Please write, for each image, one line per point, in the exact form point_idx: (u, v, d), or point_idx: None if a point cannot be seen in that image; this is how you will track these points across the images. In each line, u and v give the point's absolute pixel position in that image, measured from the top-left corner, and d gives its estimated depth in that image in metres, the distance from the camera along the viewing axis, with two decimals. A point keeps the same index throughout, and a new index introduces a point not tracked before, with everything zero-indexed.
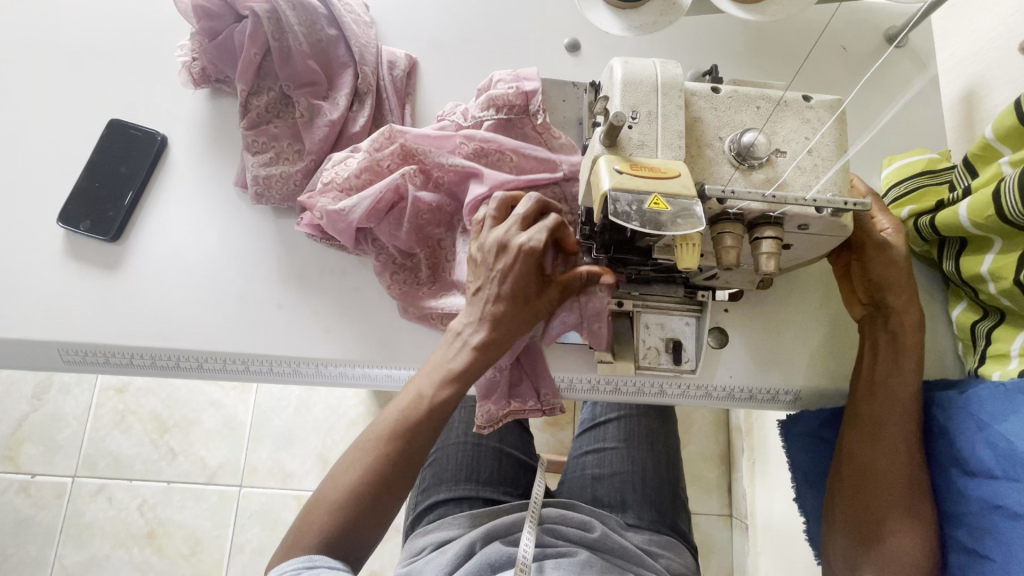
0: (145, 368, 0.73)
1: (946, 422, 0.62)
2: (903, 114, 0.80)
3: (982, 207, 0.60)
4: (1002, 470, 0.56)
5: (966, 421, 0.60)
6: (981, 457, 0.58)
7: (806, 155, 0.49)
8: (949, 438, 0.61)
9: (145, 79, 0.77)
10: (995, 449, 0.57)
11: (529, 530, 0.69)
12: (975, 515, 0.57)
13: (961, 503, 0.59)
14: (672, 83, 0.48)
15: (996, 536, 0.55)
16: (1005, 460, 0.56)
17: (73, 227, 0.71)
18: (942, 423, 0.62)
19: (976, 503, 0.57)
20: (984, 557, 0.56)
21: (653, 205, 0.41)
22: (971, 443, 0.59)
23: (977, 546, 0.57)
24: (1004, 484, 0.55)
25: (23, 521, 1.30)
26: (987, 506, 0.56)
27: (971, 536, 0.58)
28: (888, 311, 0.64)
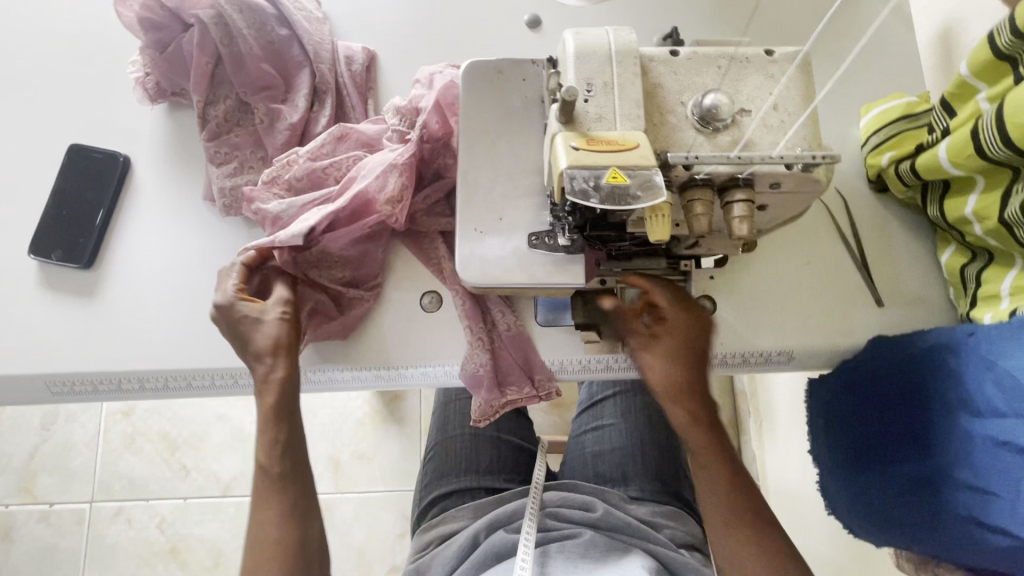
0: (135, 391, 0.73)
1: (955, 365, 0.59)
2: (877, 59, 0.79)
3: (961, 147, 0.58)
4: (1008, 407, 0.53)
5: (973, 362, 0.57)
6: (987, 396, 0.55)
7: (772, 112, 0.48)
8: (959, 380, 0.58)
9: (101, 100, 0.75)
10: (1001, 386, 0.54)
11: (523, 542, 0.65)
12: (980, 454, 0.55)
13: (964, 443, 0.57)
14: (626, 50, 0.45)
15: (1003, 472, 0.53)
16: (1010, 397, 0.53)
17: (45, 258, 0.71)
18: (951, 364, 0.59)
19: (981, 442, 0.55)
20: (990, 493, 0.54)
21: (612, 179, 0.40)
22: (978, 382, 0.56)
23: (983, 483, 0.55)
24: (1012, 421, 0.53)
25: (46, 550, 1.32)
26: (993, 444, 0.54)
27: (975, 473, 0.55)
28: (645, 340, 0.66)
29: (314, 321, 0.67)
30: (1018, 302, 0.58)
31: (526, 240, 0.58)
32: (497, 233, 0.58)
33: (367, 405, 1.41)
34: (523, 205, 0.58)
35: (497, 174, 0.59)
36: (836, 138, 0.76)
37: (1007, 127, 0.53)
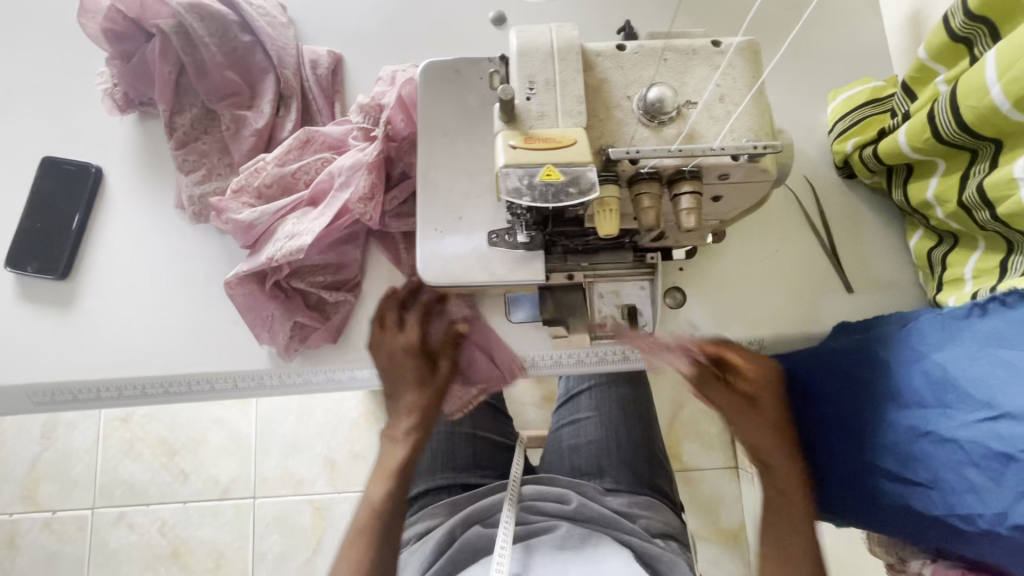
0: (116, 399, 0.74)
1: (885, 356, 0.57)
2: (843, 44, 0.78)
3: (919, 130, 0.58)
4: (934, 396, 0.52)
5: (905, 352, 0.56)
6: (914, 386, 0.54)
7: (719, 103, 0.48)
8: (891, 370, 0.56)
9: (73, 112, 0.76)
10: (930, 377, 0.53)
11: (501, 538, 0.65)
12: (902, 443, 0.54)
13: (888, 433, 0.55)
14: (567, 47, 0.45)
15: (927, 461, 0.52)
16: (936, 386, 0.52)
17: (22, 270, 0.72)
18: (885, 356, 0.57)
19: (903, 432, 0.54)
20: (920, 484, 0.52)
21: (545, 177, 0.41)
22: (907, 373, 0.55)
23: (909, 475, 0.53)
24: (936, 410, 0.52)
25: (51, 556, 1.34)
26: (916, 433, 0.53)
27: (900, 463, 0.54)
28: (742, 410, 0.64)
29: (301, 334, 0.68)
30: (982, 285, 0.58)
31: (486, 239, 0.58)
32: (457, 231, 0.58)
33: (360, 405, 1.42)
34: (483, 204, 0.59)
35: (456, 174, 0.59)
36: (804, 124, 0.76)
37: (961, 109, 0.53)
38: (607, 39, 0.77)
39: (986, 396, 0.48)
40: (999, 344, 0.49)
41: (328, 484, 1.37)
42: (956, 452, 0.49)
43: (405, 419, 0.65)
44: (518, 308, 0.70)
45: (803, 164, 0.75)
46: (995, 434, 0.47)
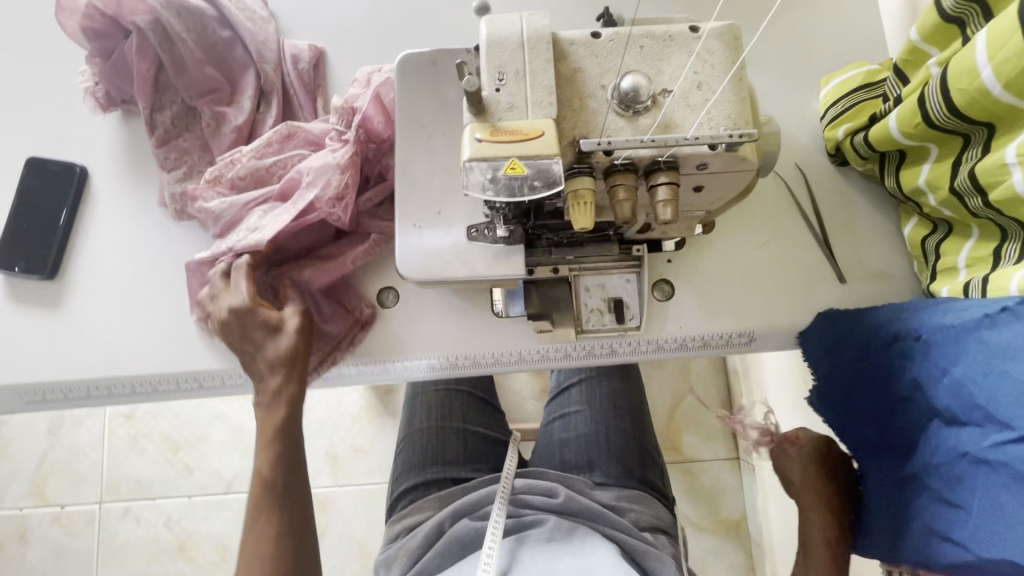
0: (107, 397, 0.74)
1: (914, 373, 0.56)
2: (836, 28, 0.76)
3: (908, 116, 0.57)
4: (965, 416, 0.51)
5: (928, 368, 0.54)
6: (945, 403, 0.52)
7: (695, 91, 0.46)
8: (919, 388, 0.55)
9: (58, 111, 0.76)
10: (957, 393, 0.51)
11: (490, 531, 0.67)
12: (946, 465, 0.52)
13: (930, 455, 0.54)
14: (538, 35, 0.44)
15: (969, 484, 0.50)
16: (965, 405, 0.51)
17: (10, 271, 0.72)
18: (914, 371, 0.56)
19: (944, 453, 0.52)
20: (960, 506, 0.51)
21: (510, 170, 0.41)
22: (936, 389, 0.53)
23: (949, 496, 0.52)
24: (970, 431, 0.50)
25: (61, 550, 1.37)
26: (957, 455, 0.51)
27: (947, 486, 0.52)
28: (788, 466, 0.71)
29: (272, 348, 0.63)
30: (975, 274, 0.57)
31: (465, 234, 0.57)
32: (436, 226, 0.58)
33: (360, 400, 1.43)
34: (462, 198, 0.58)
35: (434, 168, 0.58)
36: (796, 111, 0.74)
37: (952, 94, 0.51)
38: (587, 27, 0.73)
39: (1013, 416, 0.47)
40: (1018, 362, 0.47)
41: (329, 477, 1.38)
42: (990, 475, 0.48)
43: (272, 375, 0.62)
44: (513, 299, 0.68)
45: (795, 152, 0.73)
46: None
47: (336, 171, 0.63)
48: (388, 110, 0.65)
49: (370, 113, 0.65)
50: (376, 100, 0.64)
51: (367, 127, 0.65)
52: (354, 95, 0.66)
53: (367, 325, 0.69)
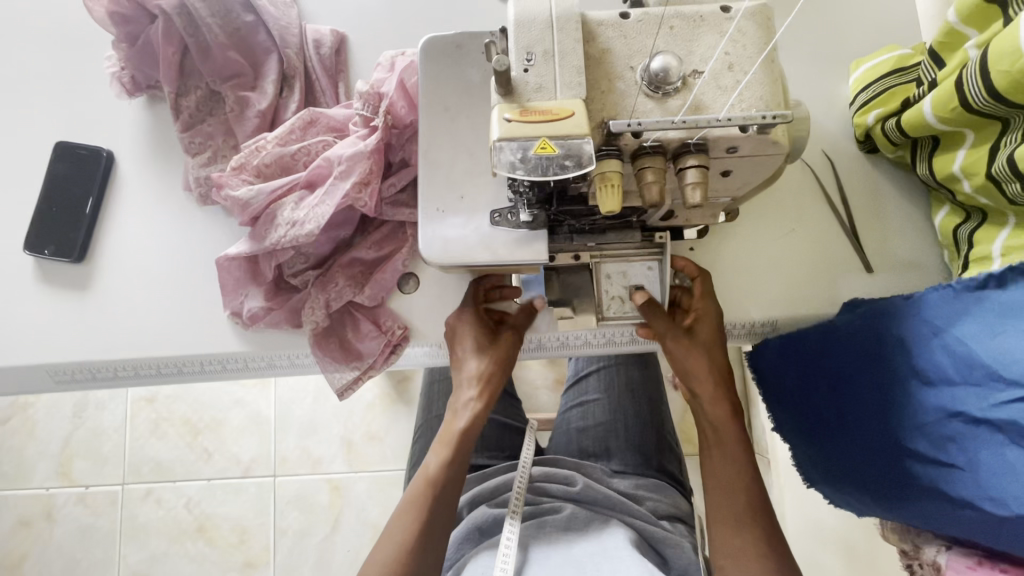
0: (132, 378, 0.76)
1: (901, 333, 0.55)
2: (867, 11, 0.74)
3: (945, 100, 0.55)
4: (960, 375, 0.49)
5: (921, 328, 0.53)
6: (937, 365, 0.51)
7: (727, 72, 0.45)
8: (903, 347, 0.54)
9: (85, 96, 0.77)
10: (952, 353, 0.50)
11: (506, 535, 0.66)
12: (935, 425, 0.50)
13: (916, 414, 0.52)
14: (567, 15, 0.44)
15: (962, 444, 0.48)
16: (961, 363, 0.49)
17: (38, 253, 0.74)
18: (900, 333, 0.55)
19: (932, 413, 0.51)
20: (954, 466, 0.49)
21: (540, 150, 0.40)
22: (927, 351, 0.52)
23: (941, 456, 0.50)
24: (966, 389, 0.48)
25: (85, 529, 1.41)
26: (944, 415, 0.50)
27: (932, 445, 0.51)
28: (699, 399, 0.65)
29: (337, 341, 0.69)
30: (1009, 263, 0.55)
31: (488, 219, 0.57)
32: (458, 211, 0.57)
33: (376, 388, 1.44)
34: (485, 183, 0.58)
35: (457, 152, 0.58)
36: (824, 96, 0.73)
37: (991, 76, 0.50)
38: (611, 8, 0.69)
39: (1013, 371, 0.44)
40: (1015, 315, 0.46)
41: (345, 463, 1.40)
42: (991, 433, 0.46)
43: (468, 388, 0.65)
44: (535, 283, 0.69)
45: (822, 139, 0.72)
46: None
47: (364, 158, 0.63)
48: (411, 95, 0.65)
49: (394, 98, 0.64)
50: (400, 85, 0.64)
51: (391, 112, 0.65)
52: (378, 81, 0.66)
53: (399, 347, 0.69)
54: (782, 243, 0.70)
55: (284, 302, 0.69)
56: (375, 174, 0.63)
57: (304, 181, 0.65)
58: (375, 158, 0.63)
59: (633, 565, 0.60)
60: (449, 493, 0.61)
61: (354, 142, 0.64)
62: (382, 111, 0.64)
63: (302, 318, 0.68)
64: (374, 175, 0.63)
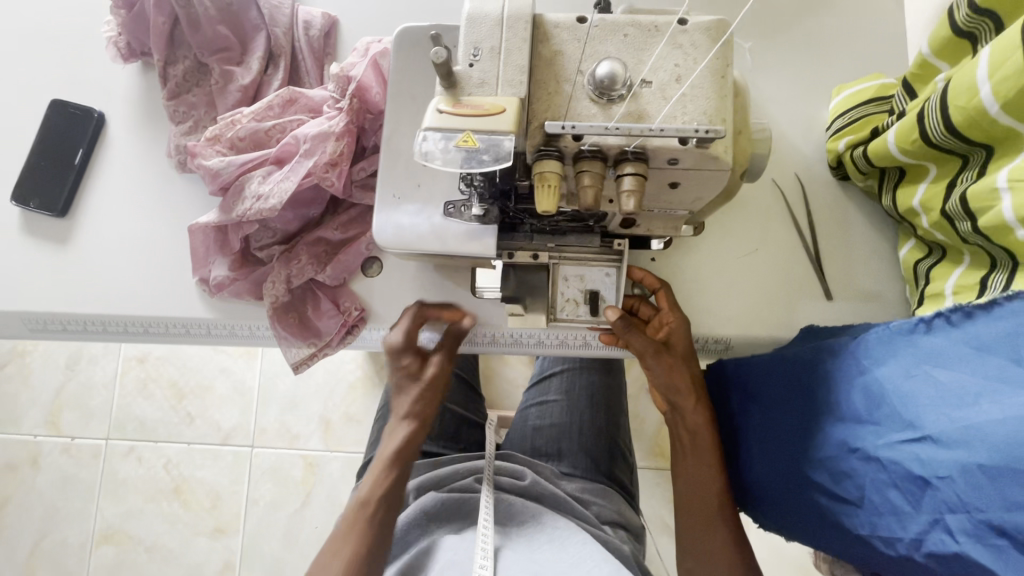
0: (102, 334, 0.78)
1: (832, 369, 0.54)
2: (856, 38, 0.74)
3: (908, 131, 0.55)
4: (868, 414, 0.50)
5: (850, 365, 0.53)
6: (853, 402, 0.51)
7: (673, 84, 0.46)
8: (828, 382, 0.54)
9: (85, 58, 0.80)
10: (868, 393, 0.50)
11: (483, 513, 0.67)
12: (834, 459, 0.51)
13: (821, 447, 0.53)
14: (518, 14, 0.44)
15: (855, 480, 0.49)
16: (872, 404, 0.49)
17: (25, 206, 0.76)
18: (830, 368, 0.55)
19: (836, 447, 0.51)
20: (851, 503, 0.50)
21: (462, 143, 0.41)
22: (849, 387, 0.52)
23: (840, 491, 0.51)
24: (868, 428, 0.49)
25: (68, 479, 1.45)
26: (846, 449, 0.50)
27: (832, 478, 0.51)
28: (679, 411, 0.65)
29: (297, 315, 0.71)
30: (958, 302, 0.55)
31: (441, 212, 0.58)
32: (414, 199, 0.59)
33: (358, 369, 1.46)
34: (443, 174, 0.59)
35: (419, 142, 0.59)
36: (802, 119, 0.72)
37: (950, 111, 0.49)
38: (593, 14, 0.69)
39: (911, 413, 0.45)
40: (930, 360, 0.46)
41: (321, 442, 1.42)
42: (881, 472, 0.47)
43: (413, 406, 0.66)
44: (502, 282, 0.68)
45: (795, 162, 0.72)
46: (914, 457, 0.44)
47: (331, 138, 0.64)
48: (386, 81, 0.67)
49: (368, 83, 0.66)
50: (376, 71, 0.66)
51: (365, 97, 0.66)
52: (355, 64, 0.67)
53: (356, 329, 0.71)
54: (749, 263, 0.70)
55: (248, 274, 0.70)
56: (342, 155, 0.64)
57: (275, 158, 0.66)
58: (344, 139, 0.64)
59: (591, 564, 0.61)
60: (393, 503, 0.63)
61: (324, 123, 0.66)
62: (356, 97, 0.66)
63: (263, 291, 0.69)
64: (341, 156, 0.64)
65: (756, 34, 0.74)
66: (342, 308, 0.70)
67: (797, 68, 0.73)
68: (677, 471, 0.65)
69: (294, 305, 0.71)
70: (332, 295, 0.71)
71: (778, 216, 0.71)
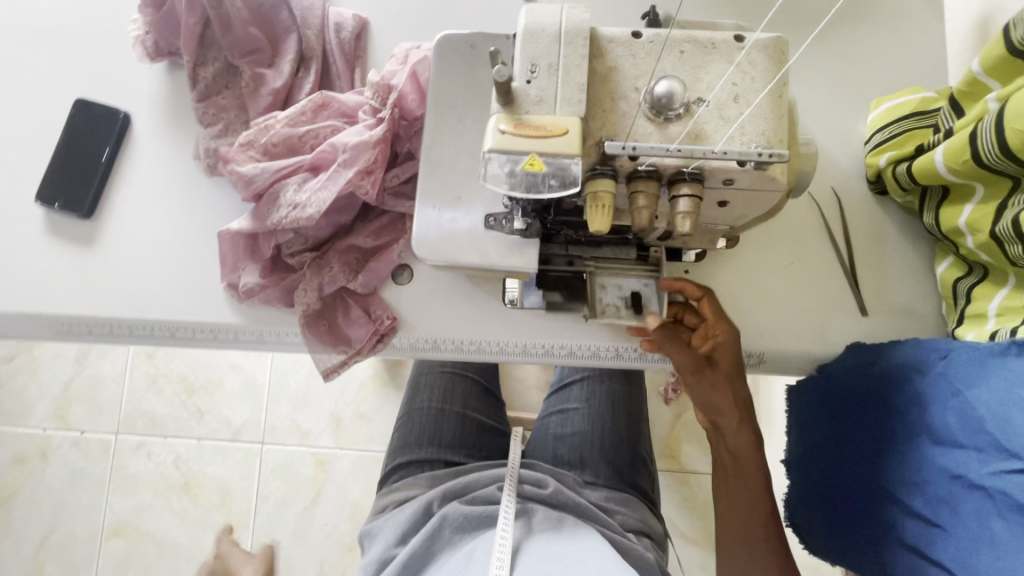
0: (125, 339, 0.77)
1: (921, 388, 0.57)
2: (895, 50, 0.73)
3: (958, 152, 0.54)
4: (967, 438, 0.52)
5: (940, 387, 0.55)
6: (948, 424, 0.53)
7: (731, 103, 0.45)
8: (919, 403, 0.56)
9: (110, 56, 0.78)
10: (964, 417, 0.52)
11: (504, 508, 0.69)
12: (934, 483, 0.53)
13: (921, 471, 0.54)
14: (576, 30, 0.44)
15: (953, 505, 0.51)
16: (971, 428, 0.51)
17: (49, 207, 0.75)
18: (920, 388, 0.57)
19: (935, 472, 0.53)
20: (938, 525, 0.52)
21: (528, 166, 0.41)
22: (942, 409, 0.54)
23: (929, 512, 0.53)
24: (970, 453, 0.51)
25: (77, 472, 1.45)
26: (947, 475, 0.52)
27: (927, 503, 0.53)
28: (721, 430, 0.66)
29: (327, 323, 0.70)
30: (1004, 324, 0.54)
31: (481, 225, 0.57)
32: (454, 211, 0.58)
33: (370, 367, 1.46)
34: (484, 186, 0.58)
35: (459, 152, 0.59)
36: (839, 132, 0.72)
37: (1006, 133, 0.49)
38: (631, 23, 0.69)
39: (1017, 444, 0.47)
40: None
41: (332, 439, 1.42)
42: (984, 499, 0.49)
43: None
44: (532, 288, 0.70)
45: (832, 175, 0.71)
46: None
47: (367, 146, 0.63)
48: (423, 88, 0.66)
49: (405, 91, 0.65)
50: (413, 78, 0.65)
51: (402, 104, 0.65)
52: (391, 72, 0.66)
53: (386, 337, 0.70)
54: (783, 275, 0.69)
55: (278, 281, 0.70)
56: (377, 163, 0.64)
57: (310, 164, 0.65)
58: (380, 147, 0.64)
59: (607, 557, 0.62)
60: None
61: (360, 131, 0.65)
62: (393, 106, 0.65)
63: (294, 299, 0.69)
64: (376, 165, 0.63)
65: (794, 45, 0.73)
66: (371, 318, 0.70)
67: (835, 80, 0.72)
68: (718, 486, 0.66)
69: (325, 313, 0.70)
70: (365, 303, 0.70)
71: (814, 229, 0.70)
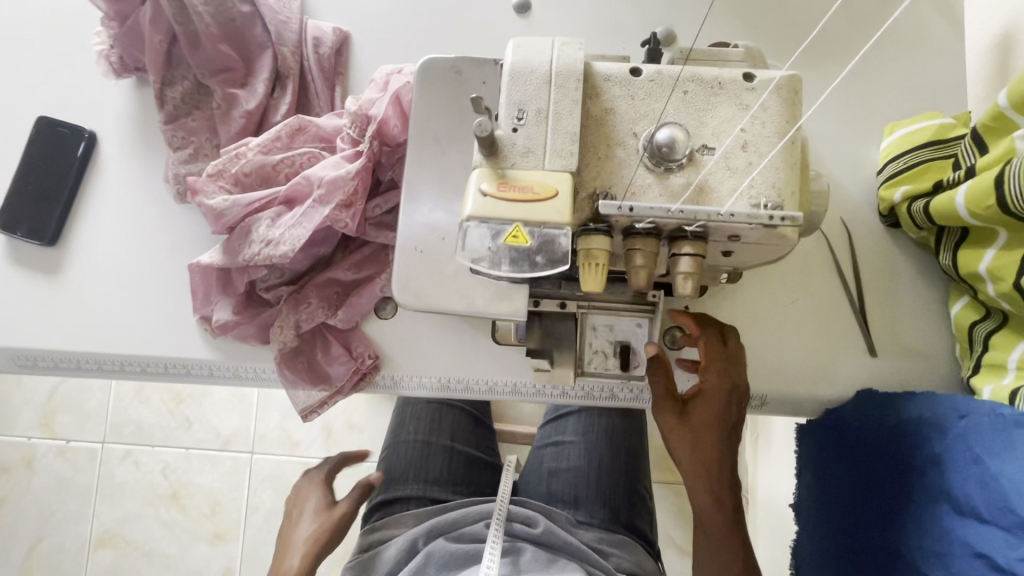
0: (95, 372, 0.73)
1: (938, 450, 0.53)
2: (911, 71, 0.68)
3: (982, 195, 0.50)
4: (991, 514, 0.47)
5: (960, 452, 0.51)
6: (970, 494, 0.49)
7: (739, 152, 0.41)
8: (937, 466, 0.53)
9: (75, 69, 0.73)
10: (986, 488, 0.48)
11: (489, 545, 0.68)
12: (954, 556, 0.50)
13: (942, 541, 0.51)
14: (568, 71, 0.39)
15: None
16: (994, 503, 0.47)
17: (11, 233, 0.71)
18: (937, 449, 0.54)
19: (957, 545, 0.50)
20: None
21: (512, 238, 0.38)
22: (962, 479, 0.51)
23: None
24: (993, 530, 0.47)
25: (63, 481, 1.42)
26: (969, 552, 0.48)
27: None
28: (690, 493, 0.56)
29: (305, 360, 0.66)
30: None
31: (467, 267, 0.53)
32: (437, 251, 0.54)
33: None
34: None
35: (443, 187, 0.54)
36: (850, 159, 0.67)
37: None
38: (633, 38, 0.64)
39: None
40: None
41: (323, 450, 1.39)
42: None
43: None
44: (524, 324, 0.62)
45: (842, 206, 0.67)
46: None
47: (345, 179, 0.59)
48: (406, 113, 0.61)
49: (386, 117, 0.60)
50: (395, 103, 0.60)
51: (383, 131, 0.61)
52: (372, 96, 0.62)
53: (369, 375, 0.66)
54: (789, 313, 0.66)
55: (253, 316, 0.66)
56: (357, 197, 0.59)
57: (285, 197, 0.61)
58: (361, 179, 0.59)
59: None
60: None
61: (339, 162, 0.61)
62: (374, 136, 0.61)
63: (270, 336, 0.65)
64: (355, 197, 0.59)
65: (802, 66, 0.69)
66: (352, 355, 0.66)
67: (846, 104, 0.68)
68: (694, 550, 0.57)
69: (303, 350, 0.66)
70: (344, 339, 0.67)
71: (821, 264, 0.66)
